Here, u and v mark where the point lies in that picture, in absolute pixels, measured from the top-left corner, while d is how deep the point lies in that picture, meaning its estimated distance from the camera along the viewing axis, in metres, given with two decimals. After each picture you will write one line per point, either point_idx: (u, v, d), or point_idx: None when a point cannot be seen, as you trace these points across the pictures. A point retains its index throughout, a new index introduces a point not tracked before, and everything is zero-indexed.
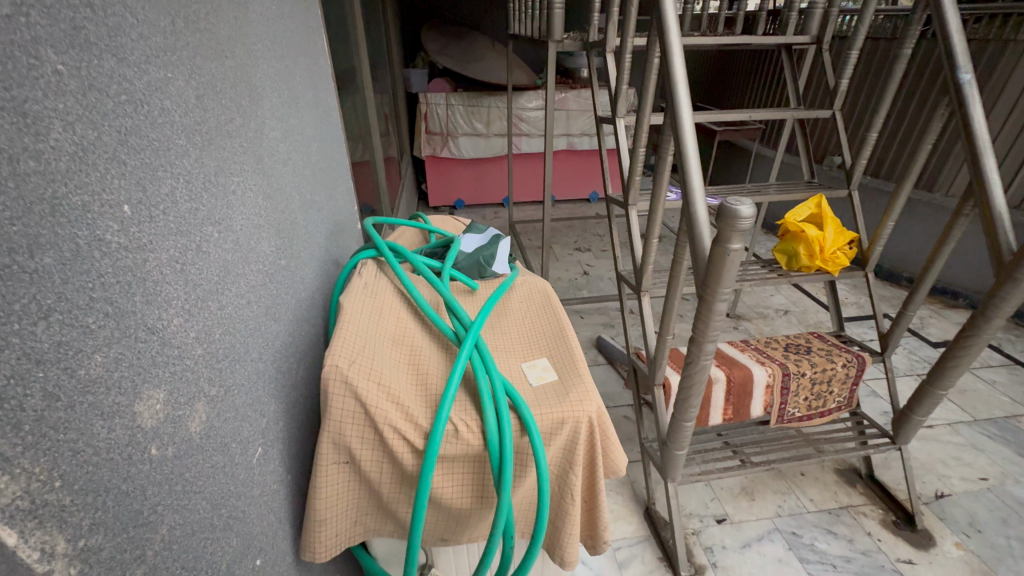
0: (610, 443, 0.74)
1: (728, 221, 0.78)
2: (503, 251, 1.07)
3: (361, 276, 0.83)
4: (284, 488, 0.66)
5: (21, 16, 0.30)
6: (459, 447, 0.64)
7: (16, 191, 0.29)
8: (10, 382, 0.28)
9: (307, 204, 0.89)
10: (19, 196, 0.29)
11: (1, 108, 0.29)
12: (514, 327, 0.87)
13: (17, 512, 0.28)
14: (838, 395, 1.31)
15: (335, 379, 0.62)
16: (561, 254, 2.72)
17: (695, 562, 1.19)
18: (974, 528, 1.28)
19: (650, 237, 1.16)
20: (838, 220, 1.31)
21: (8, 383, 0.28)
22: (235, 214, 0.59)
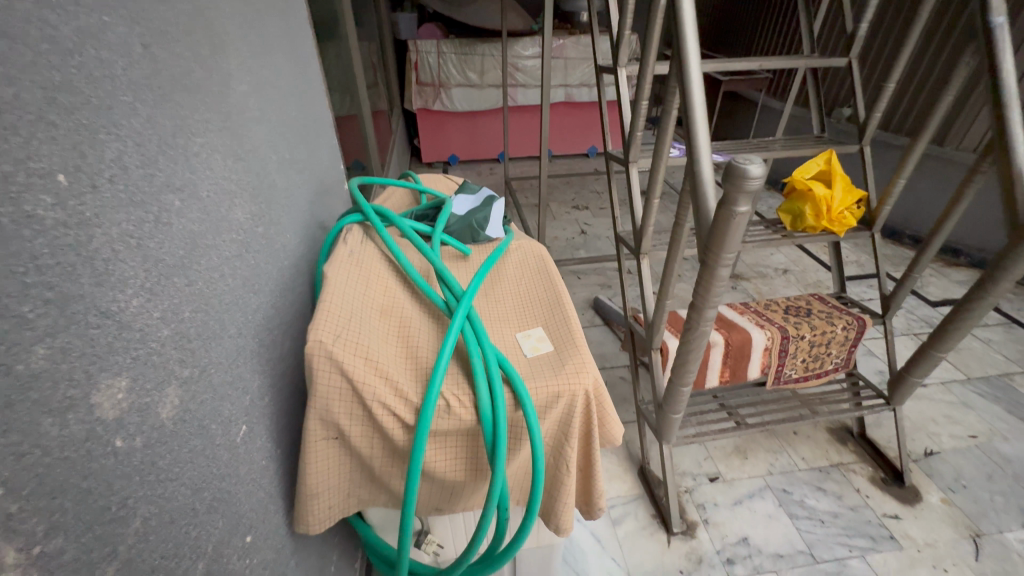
0: (607, 414, 0.72)
1: (735, 181, 0.73)
2: (497, 213, 1.02)
3: (347, 243, 0.78)
4: (274, 463, 0.65)
5: None
6: (451, 422, 0.62)
7: None
8: None
9: (287, 165, 0.83)
10: None
11: None
12: (508, 296, 0.83)
13: None
14: (836, 357, 1.30)
15: (320, 355, 0.59)
16: (558, 212, 2.65)
17: (687, 518, 1.22)
18: (960, 484, 1.30)
19: (651, 197, 1.10)
20: (848, 178, 1.26)
21: None
22: (200, 180, 0.53)
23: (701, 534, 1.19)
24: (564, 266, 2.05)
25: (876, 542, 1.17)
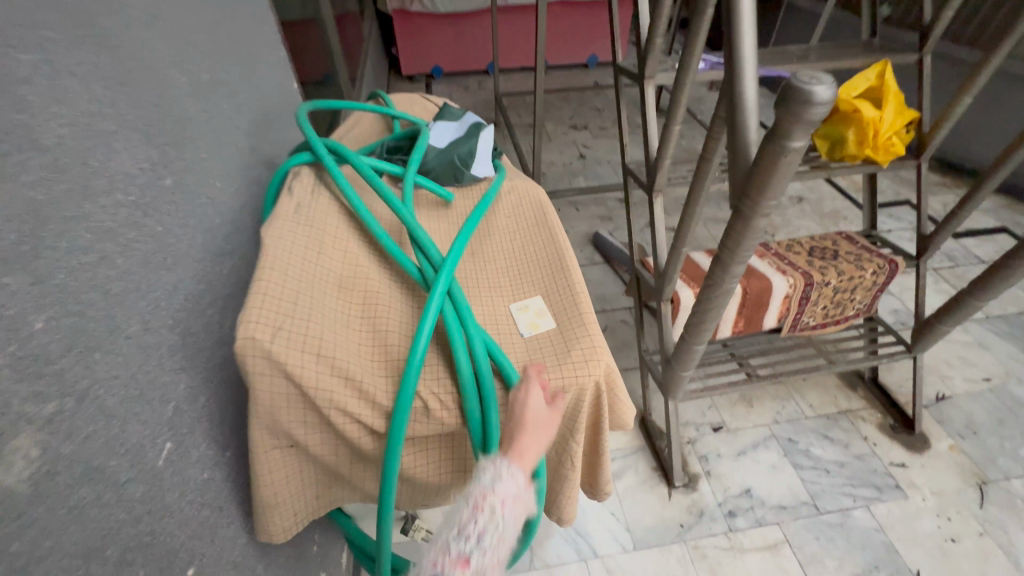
0: (619, 401, 0.61)
1: (795, 107, 0.56)
2: (485, 145, 0.84)
3: (293, 193, 0.61)
4: (221, 471, 0.54)
5: None
6: (432, 427, 0.51)
7: None
8: None
9: (206, 90, 0.64)
10: None
11: None
12: (500, 255, 0.68)
13: None
14: (859, 302, 1.18)
15: (255, 357, 0.45)
16: (555, 133, 2.39)
17: (689, 471, 1.18)
18: (970, 430, 1.26)
19: (671, 124, 0.91)
20: (901, 96, 1.06)
21: None
22: (43, 125, 0.36)
23: (703, 486, 1.15)
24: (561, 196, 1.86)
25: (881, 492, 1.14)
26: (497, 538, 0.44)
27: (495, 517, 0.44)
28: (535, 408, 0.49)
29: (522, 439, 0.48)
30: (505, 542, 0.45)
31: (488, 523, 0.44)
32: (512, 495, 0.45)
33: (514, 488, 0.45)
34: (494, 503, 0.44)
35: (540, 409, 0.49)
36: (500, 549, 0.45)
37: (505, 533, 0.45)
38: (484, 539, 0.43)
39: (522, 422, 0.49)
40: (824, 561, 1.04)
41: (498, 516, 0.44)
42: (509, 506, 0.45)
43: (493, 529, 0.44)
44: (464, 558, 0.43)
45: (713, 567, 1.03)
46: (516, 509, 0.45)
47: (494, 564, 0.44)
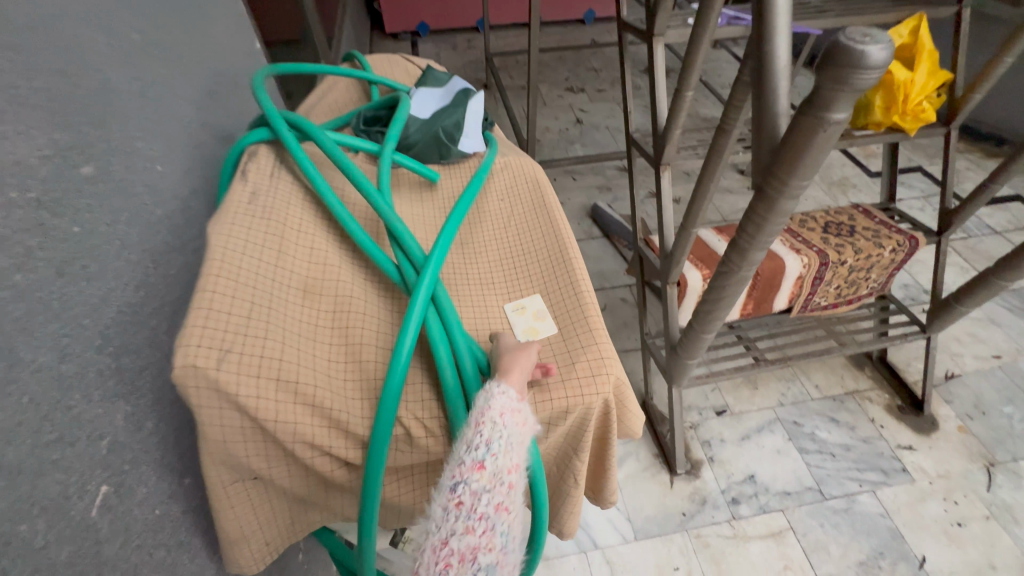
0: (627, 411, 0.55)
1: (841, 71, 0.47)
2: (474, 115, 0.74)
3: (247, 178, 0.52)
4: (179, 503, 0.48)
5: None
6: (416, 456, 0.44)
7: None
8: None
9: (137, 54, 0.53)
10: None
11: None
12: (492, 246, 0.60)
13: None
14: (874, 281, 1.12)
15: (199, 389, 0.37)
16: (549, 95, 2.25)
17: (691, 457, 1.14)
18: (979, 410, 1.22)
19: (684, 89, 0.81)
20: (936, 55, 0.96)
21: None
22: None
23: (706, 473, 1.11)
24: (556, 166, 1.75)
25: (887, 475, 1.11)
26: (508, 445, 0.41)
27: (498, 427, 0.41)
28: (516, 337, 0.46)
29: (511, 360, 0.45)
30: (521, 448, 0.42)
31: (491, 432, 0.41)
32: (512, 404, 0.42)
33: (513, 398, 0.42)
34: (493, 415, 0.41)
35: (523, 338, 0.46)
36: (517, 454, 0.42)
37: (518, 439, 0.42)
38: (493, 446, 0.41)
39: (501, 352, 0.46)
40: (829, 548, 1.01)
41: (500, 425, 0.41)
42: (510, 416, 0.42)
43: (499, 438, 0.41)
44: (477, 465, 0.41)
45: (716, 557, 1.00)
46: (522, 416, 0.42)
47: (516, 469, 0.42)
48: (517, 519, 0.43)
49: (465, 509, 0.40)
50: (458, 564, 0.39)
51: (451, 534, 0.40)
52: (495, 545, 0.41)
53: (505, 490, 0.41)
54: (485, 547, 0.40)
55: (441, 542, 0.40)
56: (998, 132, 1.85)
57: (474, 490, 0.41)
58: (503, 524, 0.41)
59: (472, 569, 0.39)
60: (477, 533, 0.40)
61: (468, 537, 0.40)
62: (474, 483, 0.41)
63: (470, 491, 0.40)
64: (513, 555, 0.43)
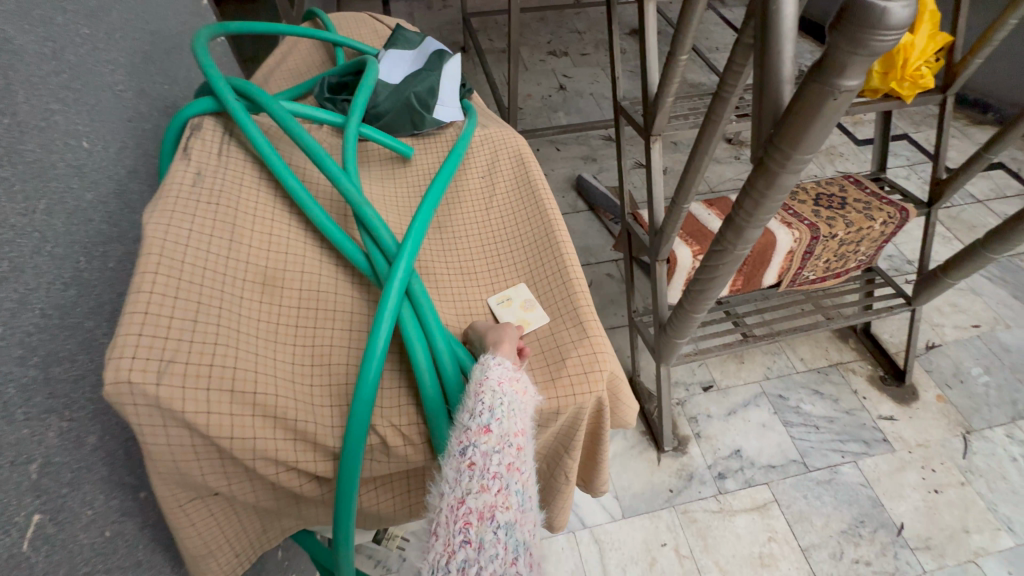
0: (621, 403, 0.52)
1: (857, 32, 0.42)
2: (451, 82, 0.67)
3: (189, 156, 0.45)
4: (134, 520, 0.44)
5: None
6: (394, 466, 0.41)
7: None
8: None
9: (46, 8, 0.45)
10: None
11: None
12: (474, 228, 0.55)
13: None
14: (863, 255, 1.10)
15: (137, 406, 0.32)
16: (531, 60, 2.15)
17: (679, 433, 1.13)
18: (957, 379, 1.24)
19: (677, 54, 0.75)
20: (936, 17, 0.92)
21: None
22: None
23: (693, 449, 1.11)
24: (539, 136, 1.68)
25: (869, 446, 1.13)
26: (512, 409, 0.38)
27: (498, 394, 0.39)
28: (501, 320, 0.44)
29: (498, 337, 0.43)
30: (526, 414, 0.39)
31: (492, 398, 0.38)
32: (509, 372, 0.40)
33: (509, 366, 0.40)
34: (492, 383, 0.39)
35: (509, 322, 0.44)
36: (522, 418, 0.39)
37: (522, 405, 0.39)
38: (497, 410, 0.38)
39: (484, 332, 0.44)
40: (812, 519, 1.03)
41: (501, 391, 0.38)
42: (509, 384, 0.39)
43: (502, 402, 0.38)
44: (484, 428, 0.37)
45: (703, 531, 1.00)
46: (521, 384, 0.40)
47: (523, 432, 0.39)
48: (531, 482, 0.39)
49: (478, 469, 0.36)
50: (477, 523, 0.35)
51: (467, 493, 0.36)
52: (513, 503, 0.36)
53: (515, 451, 0.38)
54: (503, 505, 0.35)
55: (457, 501, 0.36)
56: (983, 99, 1.83)
57: (484, 451, 0.37)
58: (517, 484, 0.37)
59: (492, 527, 0.34)
60: (493, 491, 0.36)
61: (485, 496, 0.35)
62: (483, 444, 0.37)
63: (481, 452, 0.37)
64: (533, 516, 0.38)
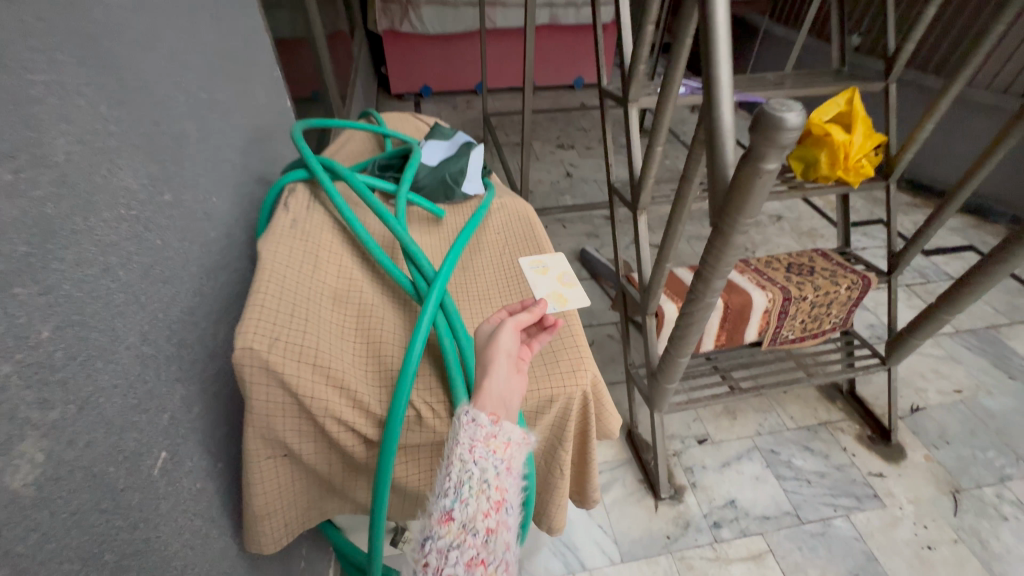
0: (604, 409, 0.63)
1: (766, 132, 0.59)
2: (475, 163, 0.86)
3: (288, 209, 0.63)
4: (214, 482, 0.55)
5: None
6: (424, 435, 0.53)
7: None
8: None
9: (202, 107, 0.63)
10: None
11: None
12: (489, 268, 0.71)
13: None
14: (836, 317, 1.23)
15: (253, 367, 0.46)
16: (541, 151, 2.45)
17: (675, 482, 1.19)
18: (944, 439, 1.30)
19: (653, 145, 0.96)
20: (869, 121, 1.13)
21: None
22: (47, 138, 0.37)
23: (689, 498, 1.17)
24: (547, 213, 1.90)
25: (860, 501, 1.17)
26: (475, 493, 0.46)
27: (467, 471, 0.46)
28: (499, 340, 0.53)
29: (488, 367, 0.52)
30: (491, 496, 0.46)
31: (456, 483, 0.46)
32: (480, 436, 0.47)
33: (482, 426, 0.48)
34: (459, 462, 0.47)
35: (504, 341, 0.54)
36: (486, 503, 0.46)
37: (487, 485, 0.46)
38: (461, 492, 0.45)
39: (485, 352, 0.53)
40: (807, 570, 1.05)
41: (466, 470, 0.46)
42: (477, 457, 0.47)
43: (465, 488, 0.46)
44: (445, 519, 0.45)
45: None
46: (493, 446, 0.48)
47: (486, 519, 0.46)
48: (499, 567, 0.45)
49: (434, 565, 0.43)
50: None
51: None
52: None
53: (476, 540, 0.45)
54: None
55: None
56: None
57: (442, 545, 0.44)
58: None
59: None
60: None
61: None
62: (442, 536, 0.44)
63: (439, 546, 0.44)
64: None
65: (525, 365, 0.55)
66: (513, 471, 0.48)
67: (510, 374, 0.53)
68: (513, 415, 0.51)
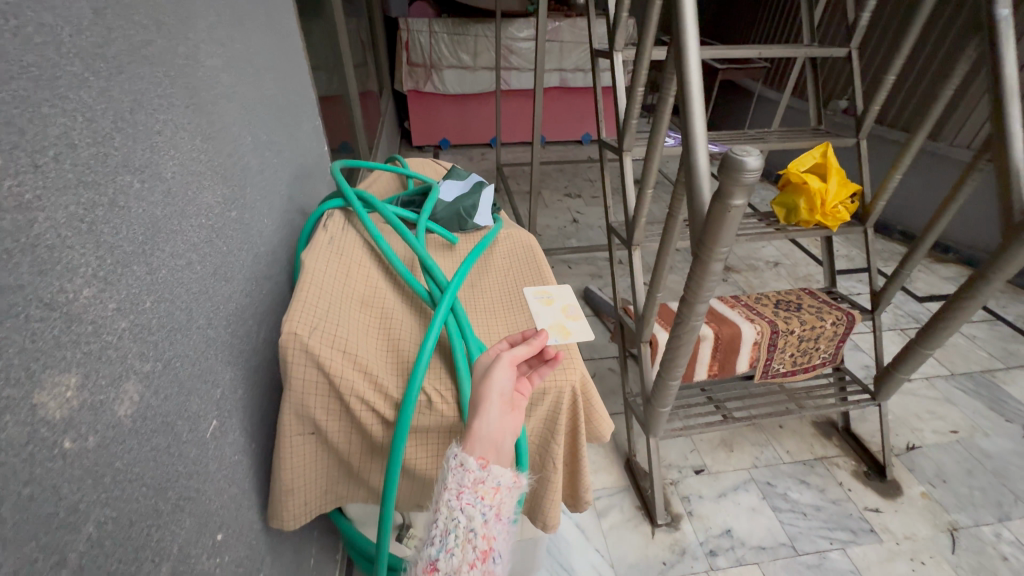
0: (594, 411, 0.71)
1: (729, 173, 0.70)
2: (486, 200, 0.98)
3: (327, 229, 0.74)
4: (248, 458, 0.63)
5: None
6: (433, 418, 0.61)
7: None
8: None
9: (263, 145, 0.77)
10: None
11: None
12: (496, 284, 0.81)
13: None
14: (824, 352, 1.30)
15: (295, 348, 0.56)
16: (550, 199, 2.62)
17: (672, 510, 1.22)
18: (940, 478, 1.32)
19: (644, 186, 1.08)
20: (843, 172, 1.25)
21: None
22: (164, 159, 0.49)
23: (685, 526, 1.19)
24: (554, 254, 2.02)
25: (856, 535, 1.18)
26: (458, 547, 0.52)
27: (452, 523, 0.52)
28: (493, 378, 0.57)
29: (481, 405, 0.56)
30: (474, 548, 0.52)
31: (442, 535, 0.52)
32: (468, 482, 0.54)
33: (469, 471, 0.54)
34: (445, 514, 0.53)
35: (497, 380, 0.57)
36: (469, 555, 0.52)
37: (471, 536, 0.52)
38: (447, 543, 0.52)
39: (479, 387, 0.58)
40: None
41: (451, 523, 0.52)
42: (463, 509, 0.53)
43: (449, 540, 0.52)
44: (431, 568, 0.52)
45: None
46: (478, 497, 0.54)
47: (470, 568, 0.52)
48: None
49: None
50: None
51: None
52: None
53: None
54: None
55: None
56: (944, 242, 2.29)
57: None
58: None
59: None
60: None
61: None
62: None
63: None
64: None
65: (520, 402, 0.61)
66: (498, 519, 0.54)
67: (501, 413, 0.58)
68: (501, 456, 0.57)
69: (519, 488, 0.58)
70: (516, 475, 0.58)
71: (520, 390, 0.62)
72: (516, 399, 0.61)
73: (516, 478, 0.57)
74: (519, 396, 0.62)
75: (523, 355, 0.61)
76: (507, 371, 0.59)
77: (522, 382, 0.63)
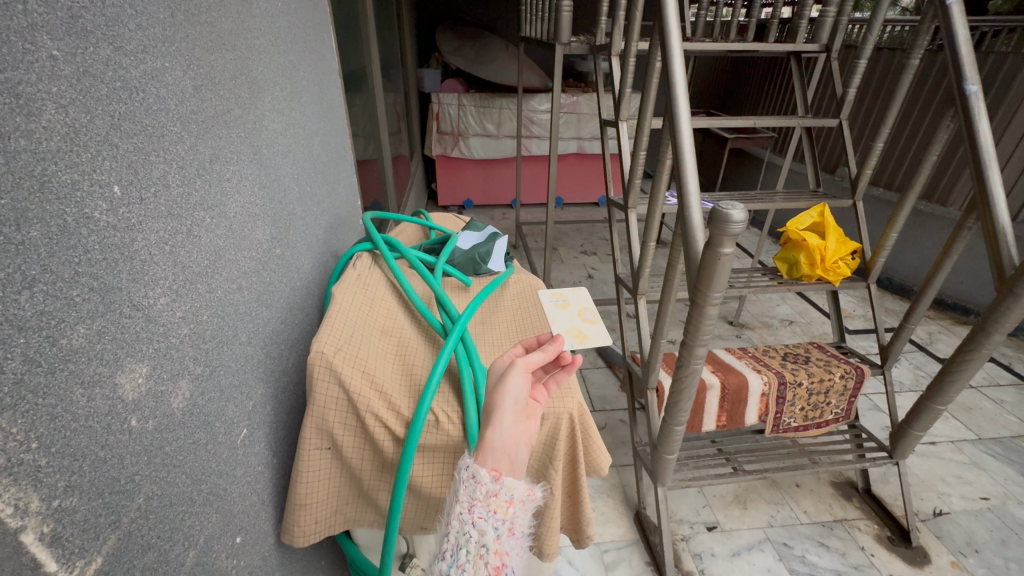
0: (590, 441, 0.75)
1: (717, 224, 0.75)
2: (499, 249, 1.07)
3: (355, 268, 0.84)
4: (269, 471, 0.68)
5: (23, 20, 0.32)
6: (438, 437, 0.66)
7: (16, 186, 0.31)
8: (6, 353, 0.31)
9: (307, 196, 0.88)
10: (16, 185, 0.32)
11: (7, 99, 0.31)
12: (503, 323, 0.88)
13: (17, 466, 0.31)
14: (836, 406, 1.30)
15: (321, 366, 0.63)
16: (567, 256, 2.73)
17: (682, 567, 1.19)
18: (972, 547, 1.25)
19: (648, 241, 1.16)
20: (841, 231, 1.32)
21: (5, 352, 0.31)
22: (229, 201, 0.60)
23: None
24: None
25: None
26: (470, 562, 0.52)
27: (462, 539, 0.52)
28: (509, 385, 0.61)
29: (494, 413, 0.60)
30: (485, 563, 0.52)
31: (454, 548, 0.52)
32: (480, 494, 0.54)
33: (483, 483, 0.54)
34: (457, 529, 0.53)
35: (513, 387, 0.61)
36: (481, 569, 0.52)
37: (483, 550, 0.52)
38: (458, 558, 0.52)
39: (495, 390, 0.62)
40: None
41: (462, 537, 0.52)
42: (475, 522, 0.53)
43: (461, 554, 0.52)
44: None
45: None
46: (488, 508, 0.54)
47: None
48: None
49: None
50: None
51: None
52: None
53: None
54: None
55: None
56: (961, 303, 2.29)
57: None
58: None
59: None
60: None
61: None
62: None
63: None
64: None
65: (538, 412, 0.66)
66: (510, 534, 0.54)
67: (514, 422, 0.61)
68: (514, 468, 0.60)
69: (532, 501, 0.58)
70: (529, 487, 0.59)
71: (537, 400, 0.68)
72: (531, 408, 0.66)
73: (529, 491, 0.57)
74: (534, 404, 0.67)
75: (538, 362, 0.65)
76: (522, 377, 0.63)
77: (538, 390, 0.69)
